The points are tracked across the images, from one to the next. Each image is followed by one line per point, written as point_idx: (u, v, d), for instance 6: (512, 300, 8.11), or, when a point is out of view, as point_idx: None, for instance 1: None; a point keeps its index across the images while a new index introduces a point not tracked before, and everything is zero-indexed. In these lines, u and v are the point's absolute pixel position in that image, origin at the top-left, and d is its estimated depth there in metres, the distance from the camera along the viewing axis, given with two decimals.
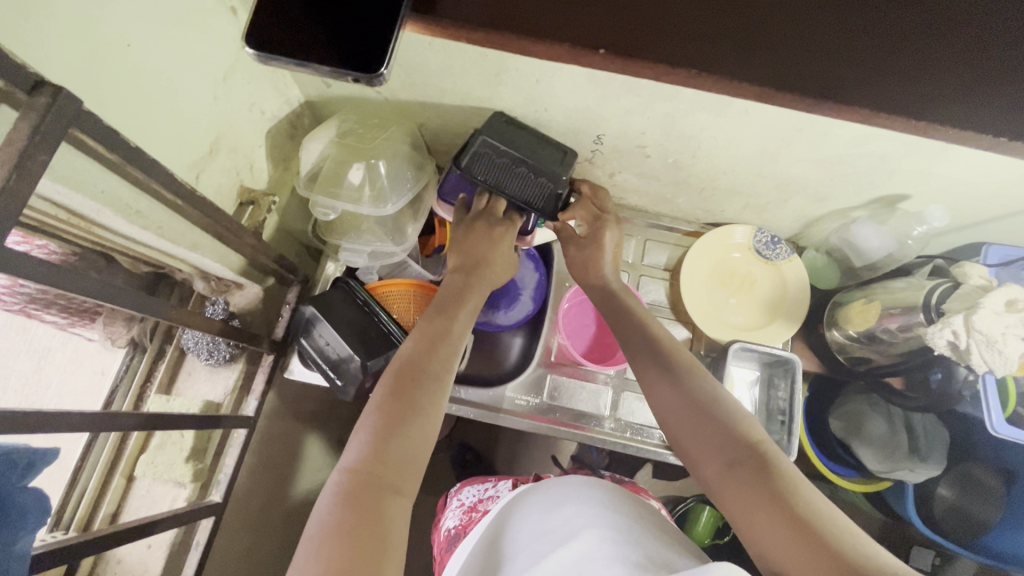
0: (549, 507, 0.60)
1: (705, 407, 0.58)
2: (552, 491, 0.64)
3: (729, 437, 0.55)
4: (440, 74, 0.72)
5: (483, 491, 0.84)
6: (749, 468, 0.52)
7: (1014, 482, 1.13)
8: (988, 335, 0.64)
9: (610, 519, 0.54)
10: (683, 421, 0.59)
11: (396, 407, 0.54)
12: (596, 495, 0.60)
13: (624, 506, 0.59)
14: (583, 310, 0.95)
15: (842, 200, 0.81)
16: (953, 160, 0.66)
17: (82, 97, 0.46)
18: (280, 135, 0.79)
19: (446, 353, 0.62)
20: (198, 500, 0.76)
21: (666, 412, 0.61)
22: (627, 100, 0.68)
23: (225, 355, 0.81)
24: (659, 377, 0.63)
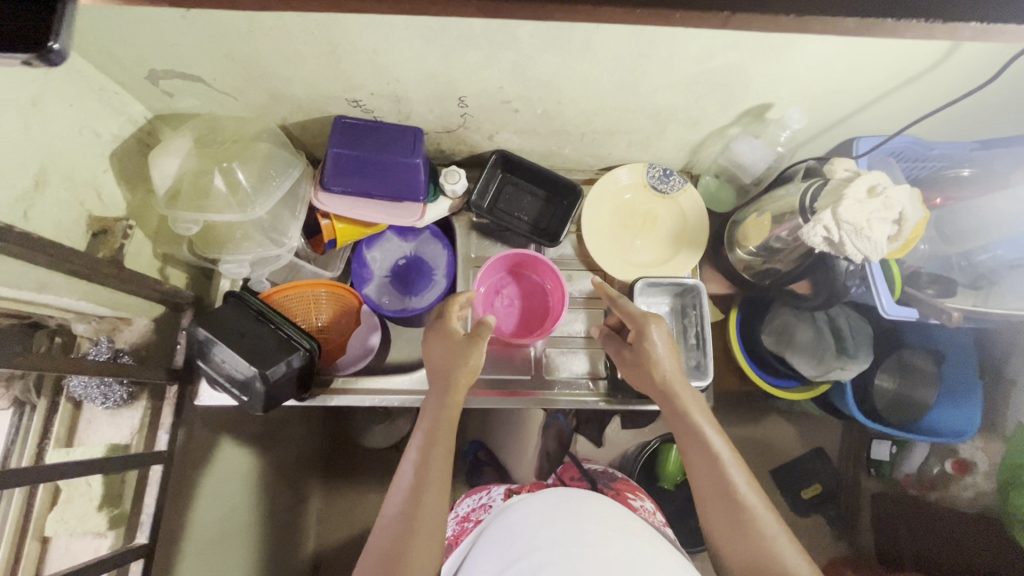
0: (543, 519, 0.67)
1: (743, 508, 0.64)
2: (551, 504, 0.71)
3: (756, 548, 0.62)
4: (276, 62, 0.69)
5: (478, 499, 0.90)
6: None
7: (943, 361, 1.26)
8: (855, 224, 0.66)
9: (608, 534, 0.63)
10: (720, 515, 0.65)
11: (396, 539, 0.63)
12: (596, 512, 0.68)
13: (617, 522, 0.68)
14: (506, 287, 0.93)
15: (714, 120, 0.82)
16: (796, 59, 0.67)
17: None
18: (131, 155, 0.76)
19: (435, 494, 0.66)
20: (124, 545, 0.73)
21: (705, 502, 0.67)
22: (470, 54, 0.66)
23: (122, 395, 0.76)
24: (705, 465, 0.68)
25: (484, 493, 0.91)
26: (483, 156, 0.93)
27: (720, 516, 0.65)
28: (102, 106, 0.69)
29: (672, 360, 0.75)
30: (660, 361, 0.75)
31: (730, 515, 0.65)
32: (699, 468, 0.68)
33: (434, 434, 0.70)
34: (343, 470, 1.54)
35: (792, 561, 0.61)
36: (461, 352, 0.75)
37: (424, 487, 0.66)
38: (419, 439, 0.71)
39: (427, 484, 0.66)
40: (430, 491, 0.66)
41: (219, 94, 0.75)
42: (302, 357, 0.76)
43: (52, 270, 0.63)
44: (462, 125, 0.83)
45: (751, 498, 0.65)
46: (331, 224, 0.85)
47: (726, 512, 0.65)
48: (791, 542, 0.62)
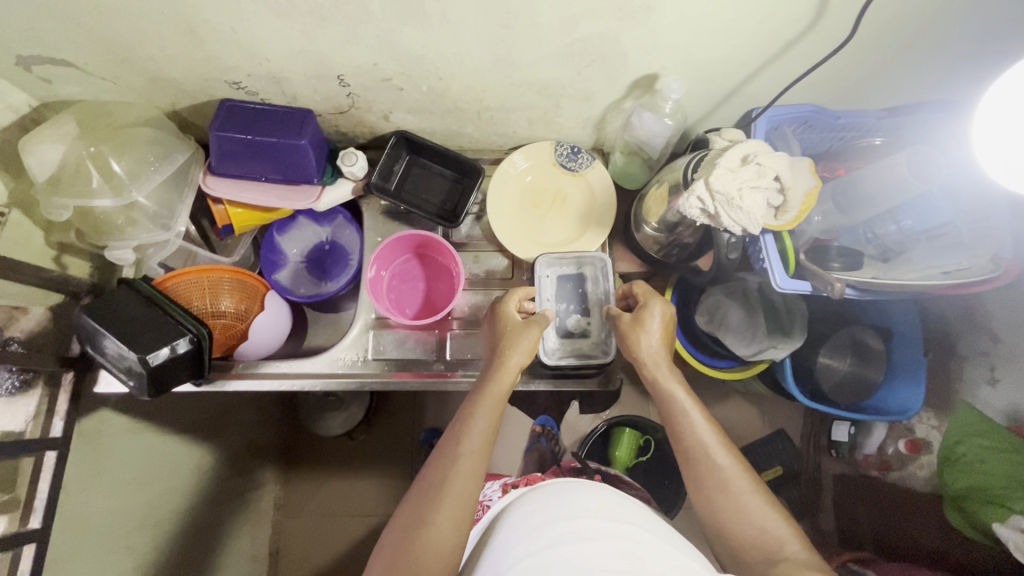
0: (529, 516, 0.59)
1: (724, 471, 0.66)
2: (542, 493, 0.63)
3: (741, 505, 0.64)
4: (140, 43, 0.68)
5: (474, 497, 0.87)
6: (750, 540, 0.63)
7: (891, 338, 1.26)
8: (726, 194, 0.65)
9: (598, 526, 0.56)
10: (700, 479, 0.67)
11: (411, 520, 0.60)
12: (587, 497, 0.61)
13: (622, 509, 0.60)
14: (411, 268, 0.93)
15: (606, 94, 0.80)
16: (663, 25, 0.65)
17: None
18: (15, 143, 0.76)
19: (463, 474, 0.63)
20: (18, 529, 0.74)
21: (688, 467, 0.68)
22: (330, 29, 0.65)
23: (15, 383, 0.75)
24: (683, 432, 0.69)
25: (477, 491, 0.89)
26: (386, 138, 0.92)
27: (696, 484, 0.67)
28: None
29: (664, 337, 0.75)
30: (652, 336, 0.74)
31: (701, 482, 0.67)
32: (678, 441, 0.69)
33: (472, 415, 0.67)
34: (300, 459, 1.54)
35: (768, 524, 0.63)
36: (523, 330, 0.75)
37: (462, 471, 0.63)
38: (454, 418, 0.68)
39: (461, 466, 0.63)
40: (462, 470, 0.63)
41: (96, 80, 0.74)
42: (191, 342, 0.77)
43: None
44: (353, 106, 0.82)
45: (725, 462, 0.66)
46: (225, 209, 0.85)
47: (699, 479, 0.67)
48: (771, 503, 0.64)
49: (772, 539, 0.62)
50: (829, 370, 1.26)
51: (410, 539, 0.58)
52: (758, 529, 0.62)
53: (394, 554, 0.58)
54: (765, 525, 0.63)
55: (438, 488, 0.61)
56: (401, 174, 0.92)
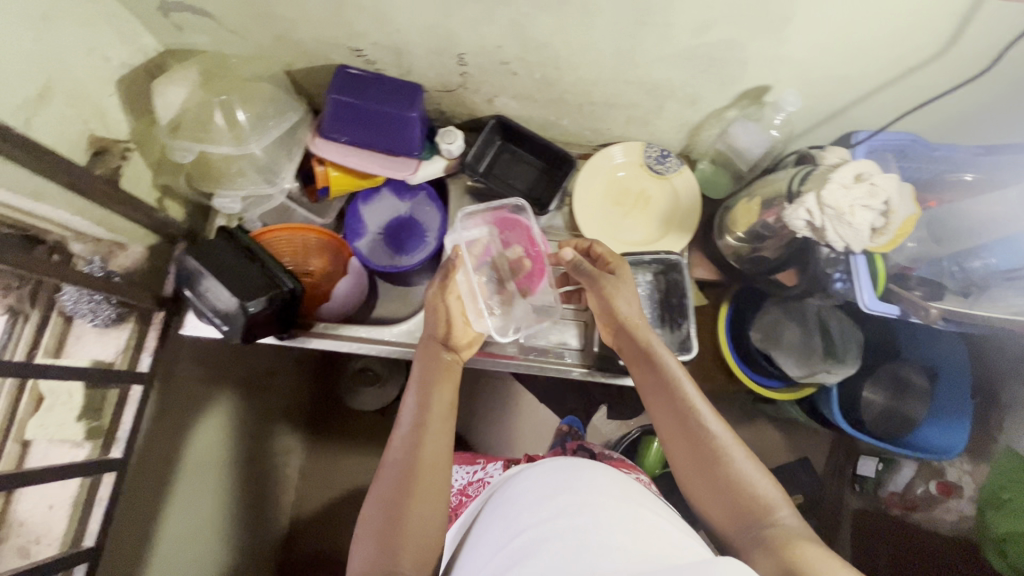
0: (536, 494, 0.60)
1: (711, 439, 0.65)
2: (546, 468, 0.65)
3: (730, 471, 0.63)
4: (281, 1, 0.70)
5: (473, 474, 0.94)
6: (743, 506, 0.61)
7: (937, 377, 1.26)
8: (837, 208, 0.66)
9: (607, 504, 0.56)
10: (689, 450, 0.66)
11: (393, 492, 0.61)
12: (595, 476, 0.61)
13: (632, 491, 0.60)
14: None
15: (712, 101, 0.81)
16: (795, 37, 0.66)
17: None
18: (140, 85, 0.79)
19: (432, 438, 0.65)
20: (99, 457, 0.77)
21: (674, 440, 0.67)
22: (469, 7, 0.67)
23: (110, 315, 0.79)
24: (666, 401, 0.69)
25: (481, 467, 0.95)
26: (483, 121, 0.94)
27: (682, 453, 0.66)
28: (114, 33, 0.72)
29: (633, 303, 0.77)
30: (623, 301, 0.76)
31: (691, 450, 0.66)
32: (662, 406, 0.68)
33: (433, 394, 0.68)
34: (327, 430, 1.55)
35: (760, 488, 0.62)
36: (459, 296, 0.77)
37: (423, 448, 0.64)
38: (412, 397, 0.69)
39: (431, 435, 0.65)
40: (428, 448, 0.64)
41: (225, 32, 0.77)
42: (286, 296, 0.79)
43: (51, 180, 0.64)
44: (463, 86, 0.84)
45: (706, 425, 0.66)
46: (325, 170, 0.86)
47: (690, 446, 0.66)
48: (760, 468, 0.64)
49: (763, 507, 0.61)
50: (871, 401, 1.26)
51: (390, 522, 0.59)
52: (750, 496, 0.61)
53: (376, 536, 0.59)
54: (757, 491, 0.62)
55: (410, 469, 0.62)
56: (493, 157, 0.94)
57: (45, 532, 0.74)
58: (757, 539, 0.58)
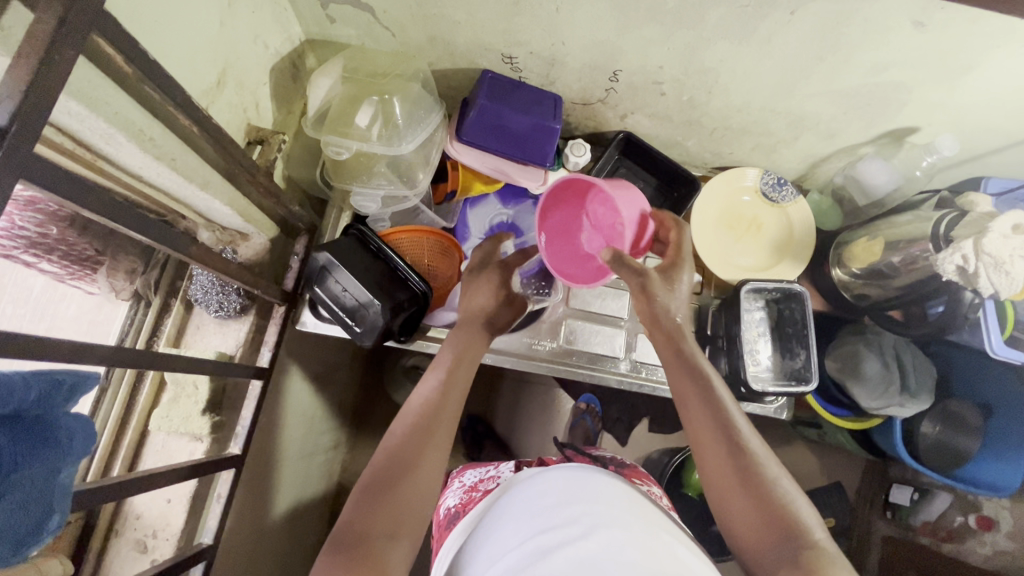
0: (542, 499, 0.60)
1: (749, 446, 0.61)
2: (561, 474, 0.64)
3: (765, 483, 0.58)
4: (454, 4, 0.69)
5: (485, 471, 0.86)
6: (776, 524, 0.56)
7: (991, 414, 1.23)
8: (996, 257, 0.67)
9: (617, 515, 0.56)
10: (720, 453, 0.61)
11: (404, 455, 0.60)
12: (610, 490, 0.62)
13: (640, 508, 0.61)
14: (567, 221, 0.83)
15: (850, 137, 0.82)
16: (968, 85, 0.67)
17: (121, 14, 0.44)
18: (283, 73, 0.76)
19: (449, 422, 0.65)
20: (217, 453, 0.75)
21: (704, 441, 0.63)
22: (649, 28, 0.67)
23: (237, 307, 0.77)
24: (697, 397, 0.65)
25: (492, 468, 0.87)
26: (606, 135, 0.93)
27: (721, 464, 0.61)
28: (274, 21, 0.70)
29: (681, 306, 0.73)
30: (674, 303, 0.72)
31: (723, 452, 0.61)
32: (704, 422, 0.63)
33: (452, 383, 0.68)
34: (372, 426, 1.52)
35: (796, 508, 0.57)
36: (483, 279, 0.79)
37: (433, 446, 0.62)
38: (426, 393, 0.67)
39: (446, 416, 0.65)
40: (436, 447, 0.62)
41: (379, 28, 0.75)
42: (418, 300, 0.77)
43: (216, 170, 0.62)
44: (601, 100, 0.84)
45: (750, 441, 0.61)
46: (457, 174, 0.87)
47: (726, 459, 0.61)
48: (800, 495, 0.58)
49: (800, 529, 0.55)
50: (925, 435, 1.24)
51: (384, 502, 0.56)
52: (782, 514, 0.56)
53: (373, 488, 0.58)
54: (793, 512, 0.56)
55: (413, 459, 0.60)
56: (611, 172, 0.93)
57: (161, 527, 0.72)
58: (792, 558, 0.52)
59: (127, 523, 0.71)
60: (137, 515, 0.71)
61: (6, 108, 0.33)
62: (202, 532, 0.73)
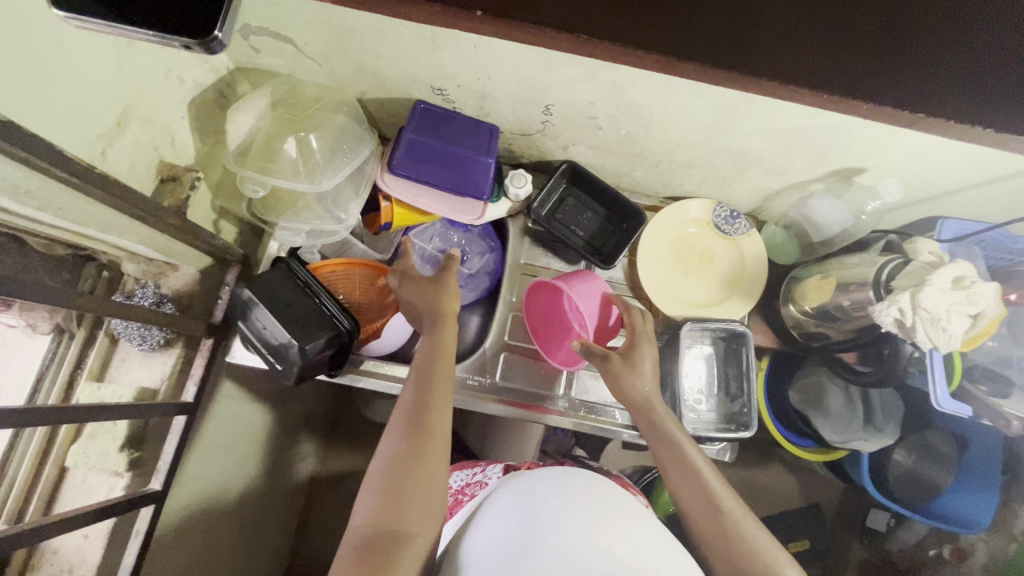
0: (525, 505, 0.60)
1: (730, 515, 0.59)
2: (536, 481, 0.64)
3: (750, 556, 0.56)
4: (373, 40, 0.66)
5: (471, 475, 0.87)
6: None
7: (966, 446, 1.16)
8: (933, 313, 0.63)
9: (588, 516, 0.57)
10: (703, 525, 0.60)
11: (403, 447, 0.60)
12: (587, 488, 0.62)
13: (617, 499, 0.62)
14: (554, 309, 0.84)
15: (799, 173, 0.79)
16: (908, 131, 0.63)
17: None
18: (208, 104, 0.75)
19: (440, 398, 0.65)
20: (138, 488, 0.74)
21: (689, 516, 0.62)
22: (572, 67, 0.64)
23: (160, 340, 0.77)
24: (674, 468, 0.65)
25: (479, 470, 0.88)
26: (552, 164, 0.91)
27: (707, 523, 0.60)
28: (191, 54, 0.68)
29: (651, 379, 0.73)
30: (642, 377, 0.72)
31: (710, 527, 0.59)
32: (680, 482, 0.63)
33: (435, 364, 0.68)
34: (340, 438, 1.51)
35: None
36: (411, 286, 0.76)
37: (429, 447, 0.60)
38: (411, 393, 0.65)
39: (438, 397, 0.65)
40: (436, 433, 0.62)
41: (304, 60, 0.72)
42: (342, 336, 0.76)
43: (119, 213, 0.61)
44: (541, 132, 0.81)
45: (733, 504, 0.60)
46: (391, 206, 0.84)
47: (710, 520, 0.60)
48: (782, 553, 0.57)
49: None
50: (896, 464, 1.19)
51: (392, 504, 0.56)
52: None
53: (380, 482, 0.58)
54: None
55: (416, 448, 0.60)
56: (556, 202, 0.91)
57: (79, 562, 0.71)
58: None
59: (44, 559, 0.71)
60: (54, 551, 0.71)
61: None
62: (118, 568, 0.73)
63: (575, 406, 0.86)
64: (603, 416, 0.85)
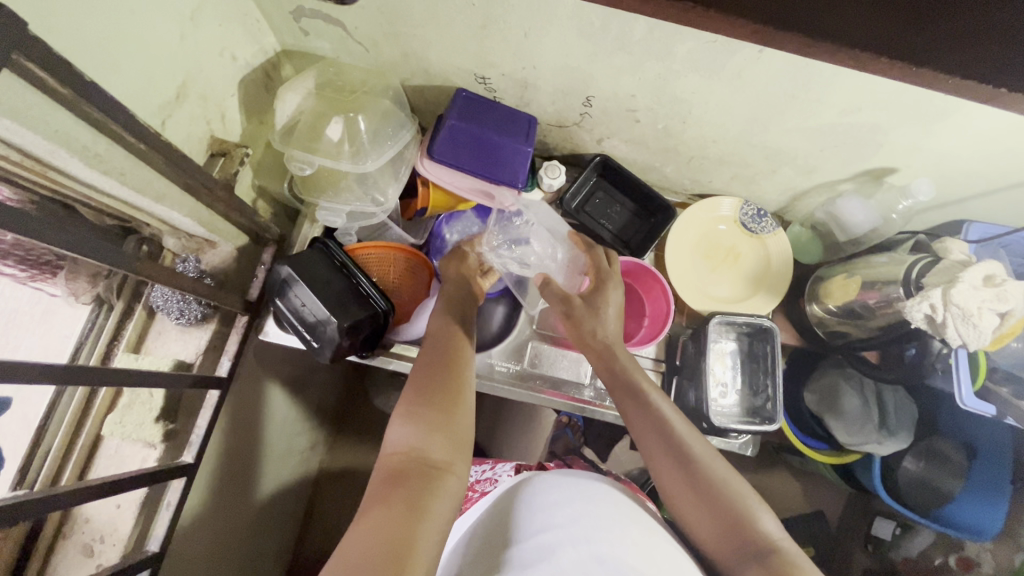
0: (547, 497, 0.62)
1: (706, 471, 0.60)
2: (552, 474, 0.66)
3: (729, 506, 0.58)
4: (424, 25, 0.68)
5: (482, 472, 0.83)
6: (757, 559, 0.54)
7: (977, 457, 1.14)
8: (964, 309, 0.64)
9: (613, 519, 0.59)
10: (674, 482, 0.61)
11: (436, 386, 0.60)
12: (607, 491, 0.64)
13: (633, 506, 0.64)
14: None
15: (829, 172, 0.80)
16: (944, 131, 0.65)
17: (51, 30, 0.43)
18: (255, 84, 0.76)
19: (464, 345, 0.67)
20: (170, 461, 0.75)
21: (663, 476, 0.62)
22: (618, 58, 0.65)
23: (197, 314, 0.77)
24: (641, 418, 0.65)
25: (489, 468, 0.84)
26: (584, 158, 0.92)
27: (694, 507, 0.59)
28: (244, 33, 0.69)
29: (615, 323, 0.74)
30: (604, 324, 0.73)
31: (686, 477, 0.60)
32: (653, 441, 0.63)
33: (452, 317, 0.71)
34: (350, 429, 1.51)
35: (763, 522, 0.57)
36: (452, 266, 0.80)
37: (460, 391, 0.61)
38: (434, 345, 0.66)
39: (463, 345, 0.67)
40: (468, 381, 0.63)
41: (351, 43, 0.74)
42: (378, 317, 0.77)
43: (172, 183, 0.62)
44: (577, 124, 0.83)
45: (704, 460, 0.61)
46: (427, 191, 0.86)
47: (694, 492, 0.59)
48: (754, 495, 0.59)
49: (760, 533, 0.56)
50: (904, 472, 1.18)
51: (429, 435, 0.56)
52: (758, 544, 0.55)
53: (414, 417, 0.57)
54: (758, 525, 0.56)
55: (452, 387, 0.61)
56: (586, 196, 0.92)
57: (110, 532, 0.72)
58: (757, 567, 0.54)
59: (76, 526, 0.71)
60: (87, 519, 0.72)
61: None
62: (147, 539, 0.73)
63: (601, 395, 0.87)
64: None
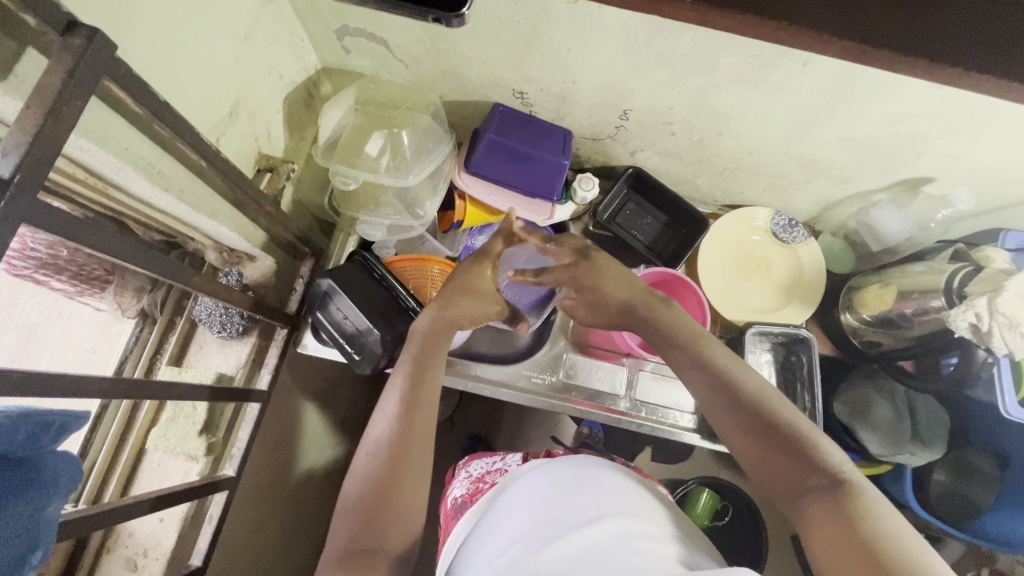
0: (546, 493, 0.54)
1: (757, 400, 0.54)
2: (551, 471, 0.58)
3: (783, 436, 0.51)
4: (467, 42, 0.69)
5: (491, 463, 0.77)
6: (821, 496, 0.47)
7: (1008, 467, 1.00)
8: (1011, 317, 0.64)
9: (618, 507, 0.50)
10: (727, 422, 0.55)
11: (392, 450, 0.55)
12: (618, 483, 0.56)
13: (644, 500, 0.54)
14: None
15: (864, 183, 0.81)
16: (986, 139, 0.65)
17: (121, 52, 0.45)
18: (297, 102, 0.77)
19: (429, 383, 0.61)
20: (210, 474, 0.74)
21: (712, 414, 0.57)
22: (660, 73, 0.67)
23: (239, 328, 0.77)
24: (685, 359, 0.61)
25: (498, 460, 0.78)
26: (616, 170, 0.93)
27: (746, 444, 0.53)
28: (291, 52, 0.71)
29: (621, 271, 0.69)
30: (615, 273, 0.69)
31: (736, 409, 0.54)
32: (697, 378, 0.59)
33: (426, 350, 0.64)
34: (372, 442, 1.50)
35: (825, 451, 0.49)
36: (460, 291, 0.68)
37: (413, 454, 0.56)
38: (396, 398, 0.59)
39: (426, 388, 0.61)
40: (424, 434, 0.58)
41: (392, 61, 0.75)
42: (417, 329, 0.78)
43: (222, 198, 0.63)
44: (612, 136, 0.84)
45: (757, 394, 0.55)
46: (464, 204, 0.87)
47: (750, 427, 0.53)
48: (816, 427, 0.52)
49: (823, 466, 0.48)
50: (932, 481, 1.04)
51: (375, 519, 0.52)
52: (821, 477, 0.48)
53: (364, 496, 0.53)
54: (820, 453, 0.49)
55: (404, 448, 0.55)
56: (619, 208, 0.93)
57: (152, 547, 0.72)
58: (820, 501, 0.46)
59: (120, 540, 0.71)
60: (129, 534, 0.72)
61: (10, 160, 0.34)
62: (189, 552, 0.73)
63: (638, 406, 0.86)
64: (666, 418, 0.86)
